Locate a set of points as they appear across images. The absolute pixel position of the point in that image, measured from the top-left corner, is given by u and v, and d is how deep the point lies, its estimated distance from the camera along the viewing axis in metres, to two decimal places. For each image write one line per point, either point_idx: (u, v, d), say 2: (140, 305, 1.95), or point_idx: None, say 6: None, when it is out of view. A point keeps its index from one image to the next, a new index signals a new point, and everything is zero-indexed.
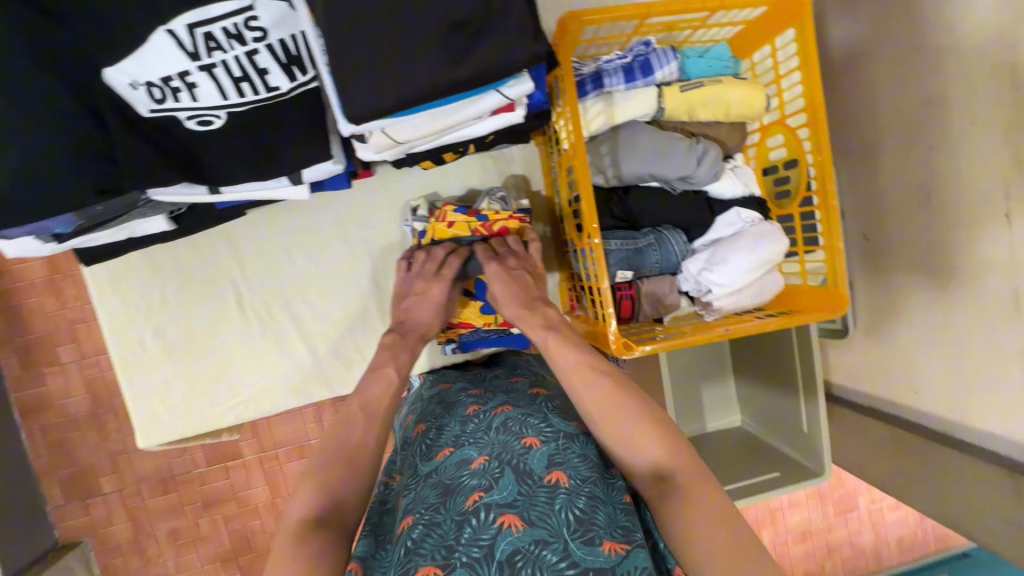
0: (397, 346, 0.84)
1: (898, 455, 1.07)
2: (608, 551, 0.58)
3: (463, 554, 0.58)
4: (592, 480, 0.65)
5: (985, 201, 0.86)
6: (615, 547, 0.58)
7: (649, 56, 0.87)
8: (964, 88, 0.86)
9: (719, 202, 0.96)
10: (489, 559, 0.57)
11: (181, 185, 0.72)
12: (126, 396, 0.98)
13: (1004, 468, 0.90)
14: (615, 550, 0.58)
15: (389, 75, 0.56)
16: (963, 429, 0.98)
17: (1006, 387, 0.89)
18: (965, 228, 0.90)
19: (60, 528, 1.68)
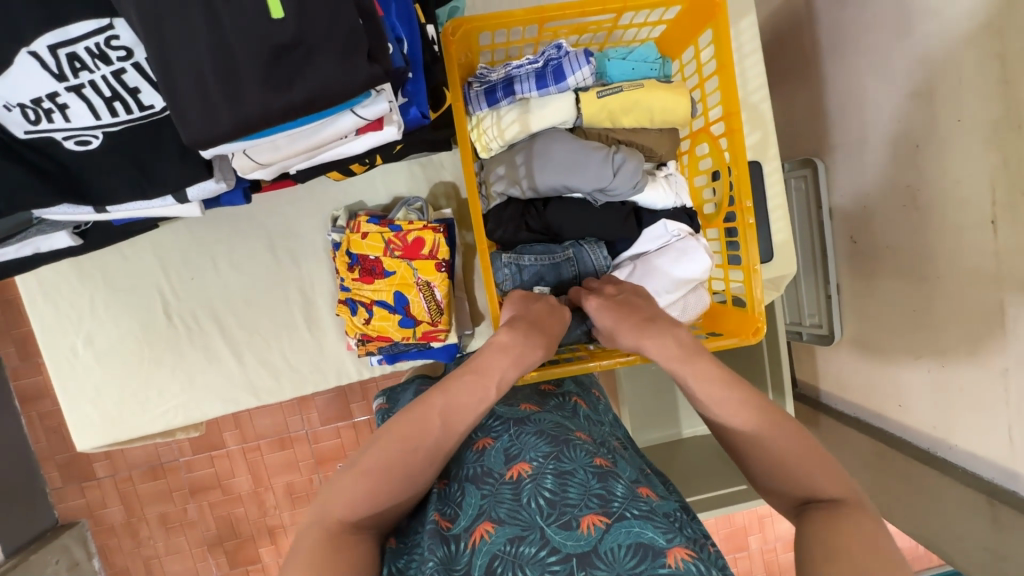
0: None
1: (881, 470, 1.04)
2: (586, 529, 0.59)
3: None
4: (554, 454, 0.67)
5: (973, 206, 0.82)
6: (593, 523, 0.59)
7: (562, 59, 0.81)
8: (953, 89, 0.83)
9: (648, 212, 0.90)
10: None
11: (65, 206, 0.72)
12: (63, 402, 1.00)
13: (982, 492, 0.87)
14: (594, 524, 0.59)
15: (222, 101, 0.53)
16: (943, 447, 0.97)
17: (988, 404, 0.86)
18: (952, 237, 0.87)
19: (59, 509, 1.78)
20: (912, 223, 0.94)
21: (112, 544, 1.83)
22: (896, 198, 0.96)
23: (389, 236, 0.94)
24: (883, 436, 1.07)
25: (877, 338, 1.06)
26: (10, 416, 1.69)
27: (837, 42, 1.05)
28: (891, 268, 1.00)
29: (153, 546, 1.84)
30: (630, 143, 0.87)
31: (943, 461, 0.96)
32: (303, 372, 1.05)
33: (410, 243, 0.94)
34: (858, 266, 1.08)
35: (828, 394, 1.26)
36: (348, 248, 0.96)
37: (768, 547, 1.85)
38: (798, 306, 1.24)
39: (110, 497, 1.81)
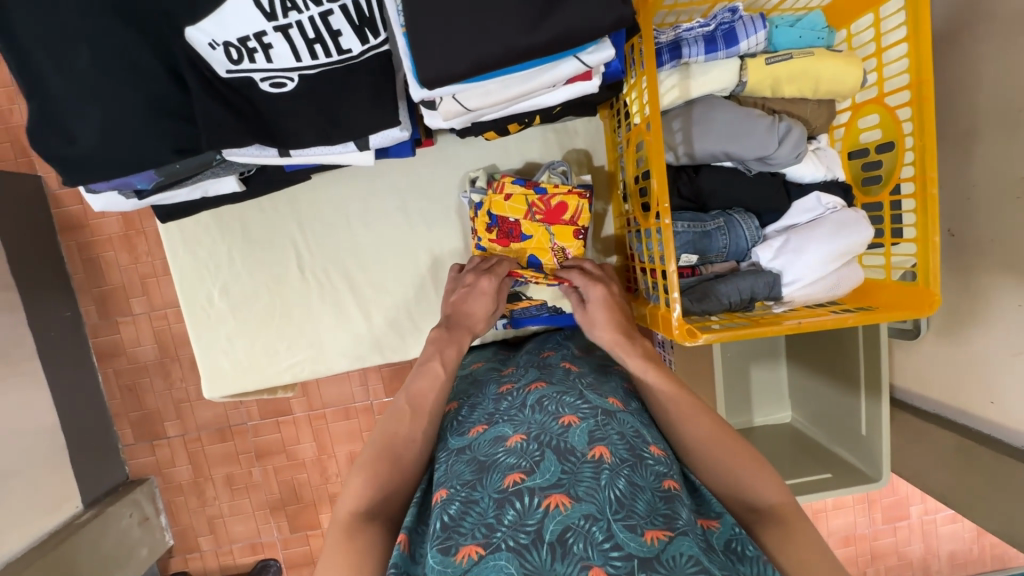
0: (443, 340, 0.86)
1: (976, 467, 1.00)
2: (650, 539, 0.55)
3: (508, 538, 0.57)
4: (632, 461, 0.64)
5: None
6: (658, 535, 0.56)
7: (734, 24, 0.81)
8: None
9: (796, 185, 0.90)
10: (538, 544, 0.56)
11: (253, 147, 0.73)
12: (195, 351, 1.03)
13: None
14: (657, 538, 0.56)
15: (465, 39, 0.54)
16: None
17: None
18: None
19: (130, 465, 1.82)
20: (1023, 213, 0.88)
21: (178, 502, 1.85)
22: (1009, 188, 0.89)
23: (532, 199, 0.94)
24: (968, 433, 1.02)
25: (969, 332, 1.00)
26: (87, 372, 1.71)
27: None
28: (994, 264, 0.94)
29: (216, 507, 1.86)
30: (786, 112, 0.87)
31: None
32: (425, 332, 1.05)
33: (553, 207, 0.94)
34: (954, 259, 1.02)
35: (901, 390, 1.18)
36: (489, 209, 0.96)
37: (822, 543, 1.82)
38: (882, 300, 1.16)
39: (178, 456, 1.83)
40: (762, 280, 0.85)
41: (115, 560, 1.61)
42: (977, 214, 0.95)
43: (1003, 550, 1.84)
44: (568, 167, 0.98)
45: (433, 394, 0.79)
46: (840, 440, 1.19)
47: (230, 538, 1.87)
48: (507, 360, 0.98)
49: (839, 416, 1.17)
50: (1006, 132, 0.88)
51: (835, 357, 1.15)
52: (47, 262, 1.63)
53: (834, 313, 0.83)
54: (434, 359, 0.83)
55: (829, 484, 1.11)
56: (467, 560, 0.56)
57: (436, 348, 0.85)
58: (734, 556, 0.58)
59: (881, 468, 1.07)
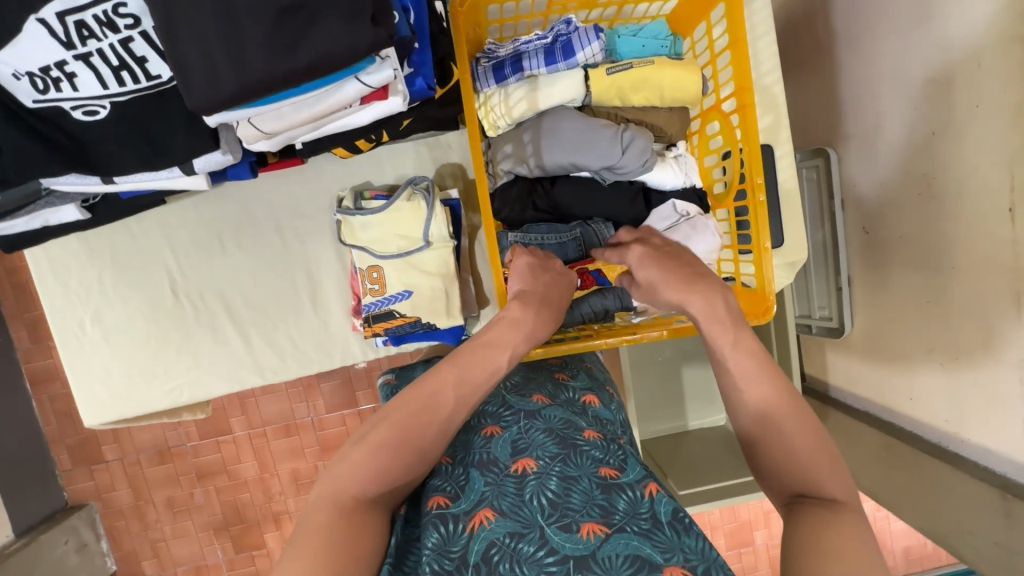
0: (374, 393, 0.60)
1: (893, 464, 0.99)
2: (585, 535, 0.58)
3: (432, 563, 0.57)
4: (561, 457, 0.66)
5: (989, 192, 0.78)
6: (593, 529, 0.58)
7: (570, 36, 0.80)
8: (967, 61, 0.78)
9: (657, 192, 0.90)
10: (465, 565, 0.57)
11: (72, 176, 0.72)
12: (69, 375, 1.01)
13: (997, 488, 0.83)
14: (594, 532, 0.58)
15: (224, 66, 0.53)
16: (955, 441, 0.93)
17: (1002, 389, 0.82)
18: (966, 227, 0.83)
19: (69, 490, 1.78)
20: (926, 214, 0.89)
21: (120, 527, 1.83)
22: (910, 186, 0.91)
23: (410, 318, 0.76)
24: (890, 427, 1.04)
25: (890, 330, 1.01)
26: (21, 399, 1.69)
27: (850, 24, 0.98)
28: (903, 259, 0.95)
29: (159, 530, 1.83)
30: (638, 121, 0.87)
31: (954, 455, 0.93)
32: (308, 352, 1.05)
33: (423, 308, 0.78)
34: (869, 258, 1.02)
35: (836, 388, 1.20)
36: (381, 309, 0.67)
37: (775, 543, 1.77)
38: (807, 297, 1.17)
39: (118, 480, 1.80)
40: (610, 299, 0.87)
41: None
42: (887, 216, 0.97)
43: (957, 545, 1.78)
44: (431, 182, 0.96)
45: (359, 482, 0.53)
46: None
47: (174, 561, 1.86)
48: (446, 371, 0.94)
49: None
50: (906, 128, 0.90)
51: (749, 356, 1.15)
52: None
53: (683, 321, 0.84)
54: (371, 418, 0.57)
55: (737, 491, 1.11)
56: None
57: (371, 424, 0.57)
58: (681, 527, 0.59)
59: None
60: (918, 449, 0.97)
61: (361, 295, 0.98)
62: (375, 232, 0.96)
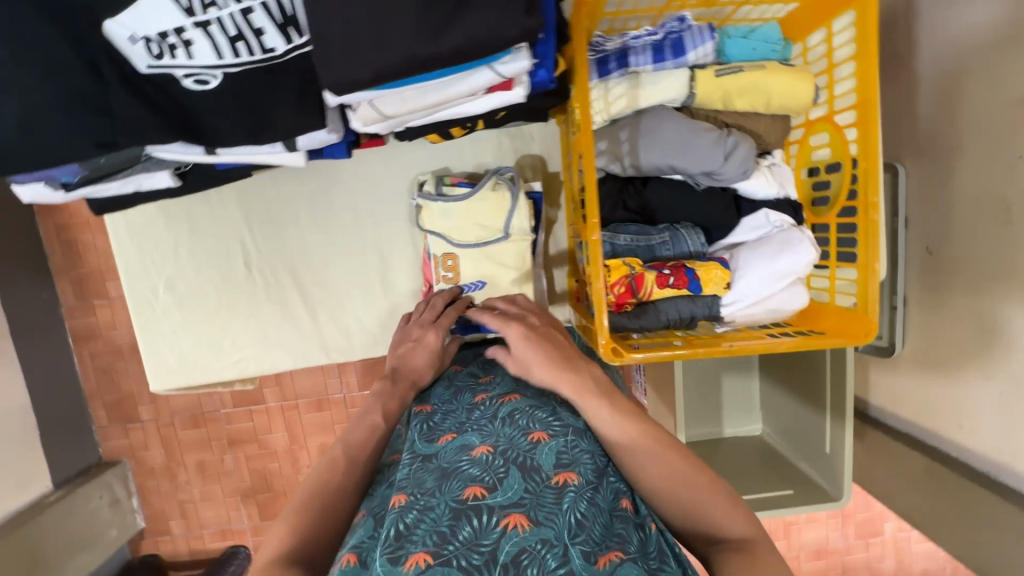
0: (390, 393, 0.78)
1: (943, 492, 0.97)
2: (602, 564, 0.55)
3: (461, 556, 0.55)
4: (596, 484, 0.63)
5: None
6: (608, 560, 0.56)
7: (683, 33, 0.78)
8: None
9: (748, 202, 0.88)
10: (491, 564, 0.55)
11: (178, 143, 0.72)
12: (138, 341, 1.02)
13: None
14: (610, 568, 0.55)
15: (365, 46, 0.52)
16: (1009, 472, 0.89)
17: None
18: None
19: (103, 447, 1.81)
20: (1004, 238, 0.84)
21: (150, 486, 1.84)
22: (987, 208, 0.86)
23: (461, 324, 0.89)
24: (935, 454, 1.00)
25: (945, 358, 0.96)
26: (62, 354, 1.70)
27: None
28: (967, 285, 0.91)
29: (187, 491, 1.84)
30: (739, 126, 0.84)
31: (1003, 485, 0.90)
32: (373, 334, 1.04)
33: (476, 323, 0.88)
34: (930, 278, 0.97)
35: (877, 409, 1.14)
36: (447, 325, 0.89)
37: (791, 556, 1.75)
38: None
39: (151, 439, 1.81)
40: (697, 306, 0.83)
41: (79, 544, 1.60)
42: (956, 237, 0.92)
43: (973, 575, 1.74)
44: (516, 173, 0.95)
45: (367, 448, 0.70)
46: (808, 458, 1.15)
47: (200, 522, 1.86)
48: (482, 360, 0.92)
49: (803, 431, 1.16)
50: (991, 153, 0.84)
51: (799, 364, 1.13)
52: (20, 243, 1.61)
53: (773, 336, 0.82)
54: (375, 412, 0.75)
55: (778, 503, 1.08)
56: (415, 570, 0.54)
57: (376, 401, 0.76)
58: (683, 567, 0.60)
59: (844, 488, 1.04)
60: (964, 477, 0.94)
61: (435, 283, 0.97)
62: (455, 219, 0.94)
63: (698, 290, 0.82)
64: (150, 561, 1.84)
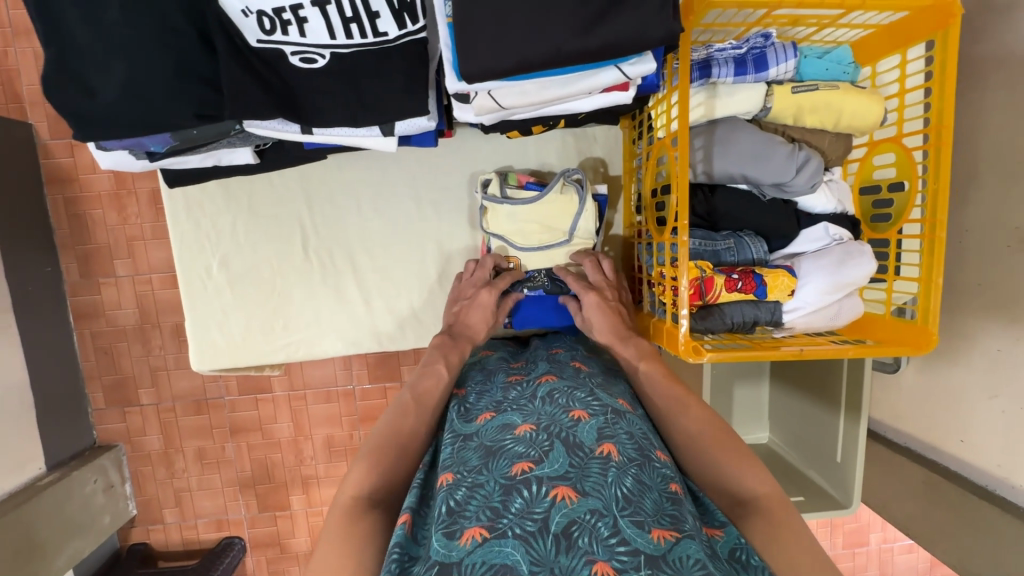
0: (446, 346, 0.86)
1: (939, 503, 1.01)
2: (657, 538, 0.53)
3: (514, 525, 0.55)
4: (640, 461, 0.62)
5: None
6: (665, 534, 0.54)
7: (766, 49, 0.81)
8: None
9: (807, 215, 0.91)
10: (543, 533, 0.54)
11: (276, 121, 0.72)
12: (186, 319, 1.01)
13: None
14: (664, 537, 0.53)
15: (511, 39, 0.54)
16: (1003, 484, 0.93)
17: None
18: None
19: (99, 430, 1.59)
20: (1013, 265, 0.88)
21: (146, 472, 1.63)
22: (1000, 235, 0.89)
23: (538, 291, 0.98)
24: (936, 467, 1.03)
25: (949, 372, 1.00)
26: (57, 330, 1.49)
27: None
28: (978, 307, 0.94)
29: (184, 480, 1.63)
30: (805, 142, 0.88)
31: (1002, 498, 0.93)
32: (425, 322, 1.05)
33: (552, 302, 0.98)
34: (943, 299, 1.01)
35: (877, 421, 1.18)
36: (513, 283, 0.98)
37: None
38: None
39: (151, 425, 1.60)
40: (758, 313, 0.86)
41: (72, 532, 1.39)
42: (968, 261, 0.95)
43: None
44: (583, 177, 0.95)
45: (438, 391, 0.77)
46: (816, 464, 1.15)
47: (195, 512, 1.64)
48: (517, 353, 0.94)
49: (813, 438, 1.14)
50: (1007, 183, 0.88)
51: (815, 370, 1.12)
52: (30, 206, 1.43)
53: (833, 343, 0.85)
54: (437, 363, 0.82)
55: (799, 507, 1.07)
56: (472, 543, 0.54)
57: (439, 353, 0.85)
58: (739, 566, 0.56)
59: (852, 495, 1.05)
60: (964, 490, 0.97)
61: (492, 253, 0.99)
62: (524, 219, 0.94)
63: (763, 296, 0.85)
64: (136, 552, 1.63)
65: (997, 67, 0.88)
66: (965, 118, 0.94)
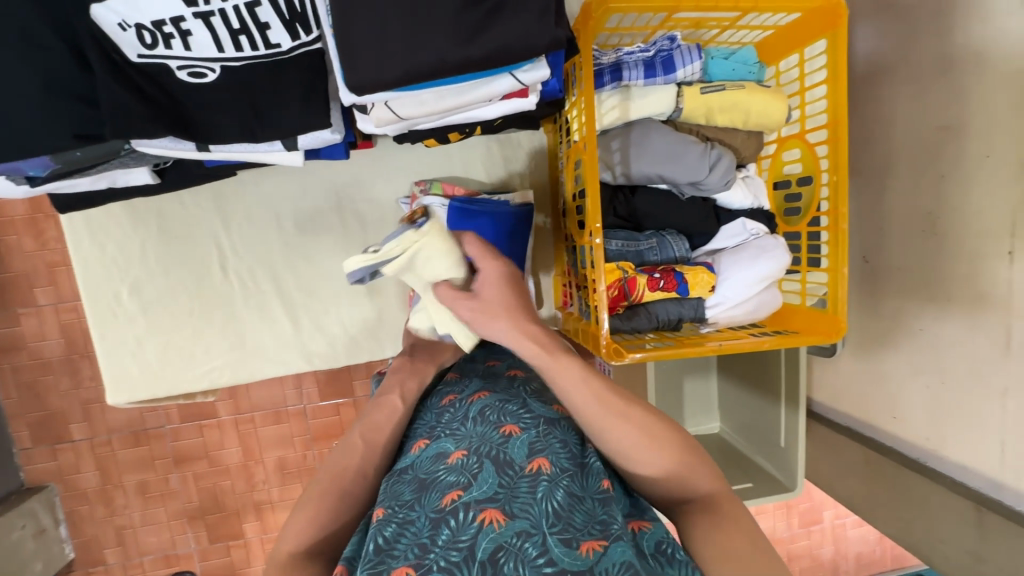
0: (405, 371, 0.80)
1: (871, 479, 1.05)
2: (586, 551, 0.51)
3: (438, 558, 0.51)
4: (573, 471, 0.60)
5: (991, 228, 0.82)
6: (593, 546, 0.52)
7: (673, 51, 0.83)
8: None
9: (725, 211, 0.93)
10: (469, 563, 0.51)
11: (166, 138, 0.68)
12: (97, 351, 0.96)
13: (972, 501, 0.88)
14: (593, 549, 0.52)
15: (394, 50, 0.53)
16: (929, 456, 0.97)
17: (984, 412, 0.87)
18: (968, 261, 0.86)
19: (27, 471, 1.48)
20: (927, 249, 0.92)
21: (82, 512, 1.52)
22: (916, 221, 0.93)
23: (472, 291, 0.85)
24: (873, 445, 1.06)
25: (879, 355, 1.03)
26: None
27: None
28: (899, 291, 0.98)
29: (126, 517, 1.53)
30: (719, 140, 0.90)
31: (928, 468, 0.97)
32: (358, 338, 1.02)
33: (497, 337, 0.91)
34: (866, 287, 1.04)
35: (819, 404, 1.20)
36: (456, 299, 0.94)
37: None
38: None
39: (86, 461, 1.49)
40: (681, 309, 0.87)
41: None
42: (885, 247, 0.99)
43: (900, 552, 1.80)
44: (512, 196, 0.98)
45: (389, 427, 0.71)
46: (763, 451, 1.16)
47: (140, 549, 1.55)
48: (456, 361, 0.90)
49: (759, 426, 1.16)
50: (916, 173, 0.92)
51: (754, 359, 1.14)
52: None
53: (754, 335, 0.87)
54: (393, 392, 0.75)
55: (744, 495, 1.09)
56: None
57: (398, 379, 0.79)
58: (664, 560, 0.54)
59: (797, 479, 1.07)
60: (896, 463, 1.00)
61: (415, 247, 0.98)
62: None
63: (686, 293, 0.87)
64: None
65: (905, 61, 0.91)
66: (874, 112, 0.98)
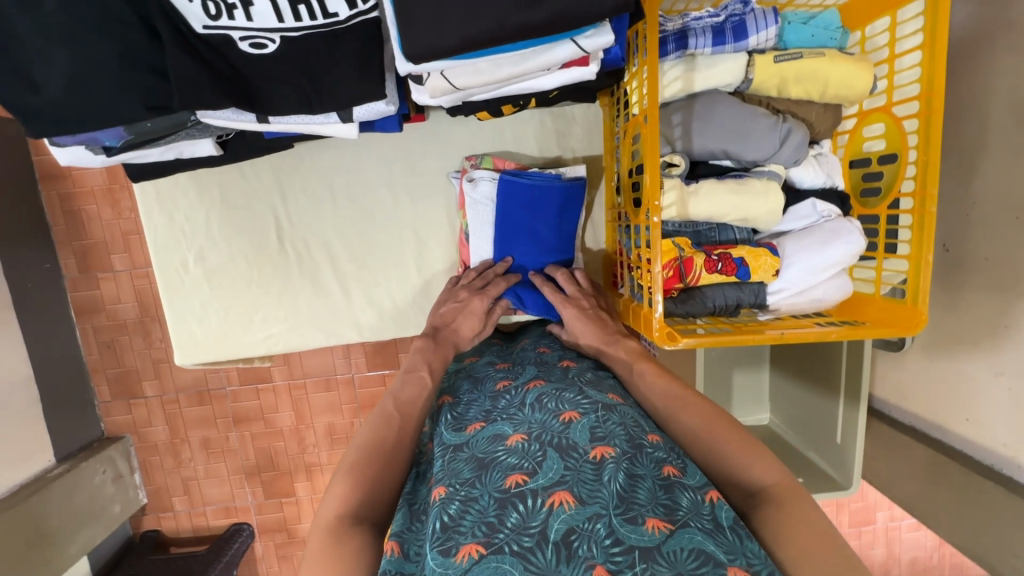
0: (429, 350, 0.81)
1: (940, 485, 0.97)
2: (651, 529, 0.51)
3: (510, 542, 0.51)
4: (633, 453, 0.58)
5: None
6: (658, 525, 0.51)
7: (745, 17, 0.78)
8: None
9: (794, 190, 0.87)
10: (542, 545, 0.51)
11: (230, 110, 0.70)
12: (166, 311, 1.01)
13: None
14: (658, 528, 0.51)
15: (451, 16, 0.51)
16: (1011, 465, 0.88)
17: None
18: None
19: (106, 422, 1.60)
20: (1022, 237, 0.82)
21: (154, 463, 1.65)
22: (1012, 207, 0.83)
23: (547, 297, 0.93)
24: (943, 449, 0.97)
25: (958, 352, 0.94)
26: (60, 326, 1.50)
27: None
28: (987, 283, 0.88)
29: (191, 470, 1.65)
30: (790, 113, 0.84)
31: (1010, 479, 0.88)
32: (405, 312, 1.03)
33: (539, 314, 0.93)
34: (947, 278, 0.95)
35: (880, 400, 1.11)
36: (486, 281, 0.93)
37: None
38: None
39: (156, 416, 1.61)
40: (739, 295, 0.82)
41: (84, 522, 1.41)
42: (974, 235, 0.89)
43: (961, 559, 1.66)
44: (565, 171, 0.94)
45: (419, 402, 0.72)
46: (815, 445, 1.11)
47: (204, 499, 1.67)
48: (504, 353, 0.90)
49: (813, 420, 1.10)
50: (1015, 152, 0.82)
51: (814, 351, 1.08)
52: (24, 205, 1.42)
53: (819, 325, 0.81)
54: (421, 369, 0.77)
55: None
56: (469, 560, 0.51)
57: (422, 359, 0.79)
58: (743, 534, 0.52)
59: (853, 477, 1.01)
60: (967, 470, 0.92)
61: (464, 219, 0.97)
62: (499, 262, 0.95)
63: (746, 277, 0.82)
64: (149, 539, 1.66)
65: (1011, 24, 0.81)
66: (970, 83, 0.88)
